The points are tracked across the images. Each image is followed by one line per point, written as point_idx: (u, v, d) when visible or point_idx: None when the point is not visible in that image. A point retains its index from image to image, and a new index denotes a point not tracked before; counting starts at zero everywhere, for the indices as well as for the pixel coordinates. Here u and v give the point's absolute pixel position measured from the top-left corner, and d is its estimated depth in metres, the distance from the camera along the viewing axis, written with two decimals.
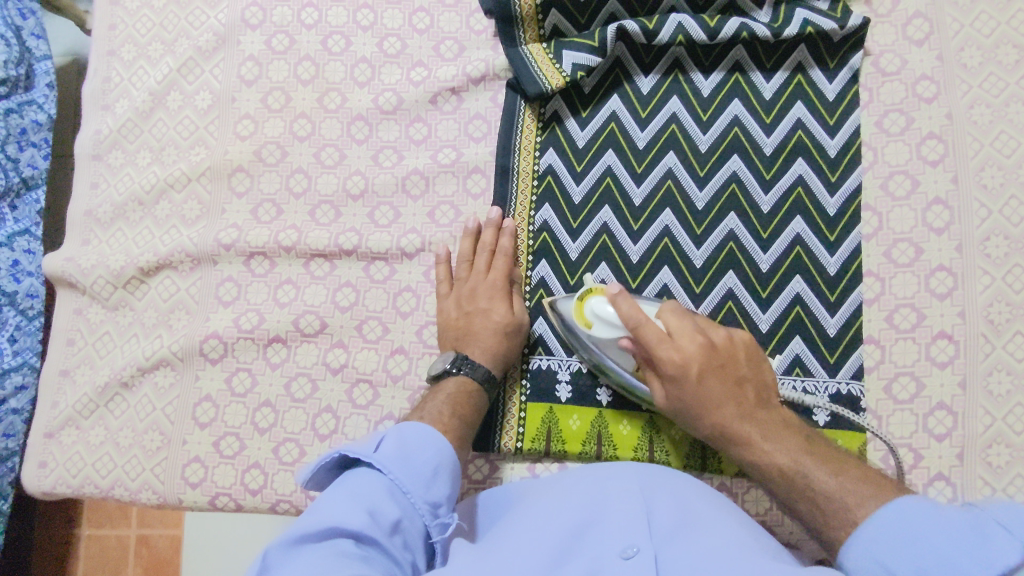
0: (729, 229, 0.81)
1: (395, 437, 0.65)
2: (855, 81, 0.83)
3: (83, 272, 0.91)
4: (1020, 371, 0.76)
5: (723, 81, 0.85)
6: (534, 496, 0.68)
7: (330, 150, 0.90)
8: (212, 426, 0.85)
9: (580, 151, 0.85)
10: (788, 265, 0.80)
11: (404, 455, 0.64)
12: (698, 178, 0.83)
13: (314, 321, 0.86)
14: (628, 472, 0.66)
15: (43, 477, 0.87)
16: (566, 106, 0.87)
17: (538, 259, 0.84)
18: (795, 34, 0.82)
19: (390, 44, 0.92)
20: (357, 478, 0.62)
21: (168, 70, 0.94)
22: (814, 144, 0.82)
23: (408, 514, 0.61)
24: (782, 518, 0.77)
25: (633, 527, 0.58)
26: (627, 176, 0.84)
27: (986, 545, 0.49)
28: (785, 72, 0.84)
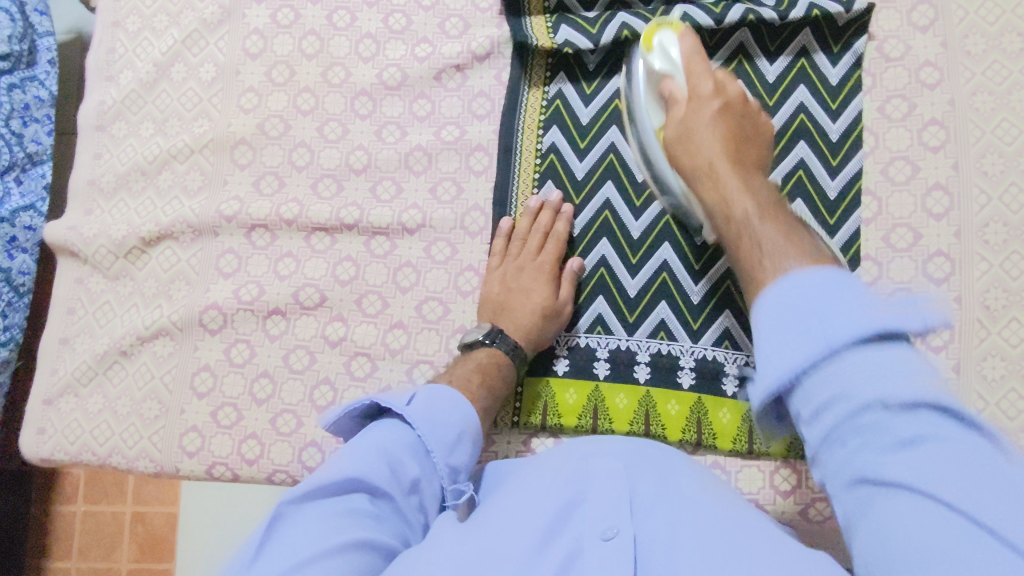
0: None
1: (427, 398, 0.66)
2: (859, 65, 0.84)
3: (84, 241, 0.91)
4: (1015, 357, 0.76)
5: (727, 63, 0.85)
6: (525, 466, 0.68)
7: (333, 125, 0.90)
8: (210, 396, 0.86)
9: (584, 128, 0.85)
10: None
11: (432, 416, 0.65)
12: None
13: (314, 294, 0.86)
14: (614, 449, 0.65)
15: (41, 443, 0.88)
16: (571, 85, 0.87)
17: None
18: (800, 17, 0.82)
19: (395, 21, 0.92)
20: (387, 429, 0.63)
21: (173, 42, 0.94)
22: (816, 128, 0.83)
23: (427, 475, 0.62)
24: (775, 497, 0.77)
25: (617, 509, 0.58)
26: (629, 155, 0.84)
27: (898, 377, 0.44)
28: (789, 55, 0.84)
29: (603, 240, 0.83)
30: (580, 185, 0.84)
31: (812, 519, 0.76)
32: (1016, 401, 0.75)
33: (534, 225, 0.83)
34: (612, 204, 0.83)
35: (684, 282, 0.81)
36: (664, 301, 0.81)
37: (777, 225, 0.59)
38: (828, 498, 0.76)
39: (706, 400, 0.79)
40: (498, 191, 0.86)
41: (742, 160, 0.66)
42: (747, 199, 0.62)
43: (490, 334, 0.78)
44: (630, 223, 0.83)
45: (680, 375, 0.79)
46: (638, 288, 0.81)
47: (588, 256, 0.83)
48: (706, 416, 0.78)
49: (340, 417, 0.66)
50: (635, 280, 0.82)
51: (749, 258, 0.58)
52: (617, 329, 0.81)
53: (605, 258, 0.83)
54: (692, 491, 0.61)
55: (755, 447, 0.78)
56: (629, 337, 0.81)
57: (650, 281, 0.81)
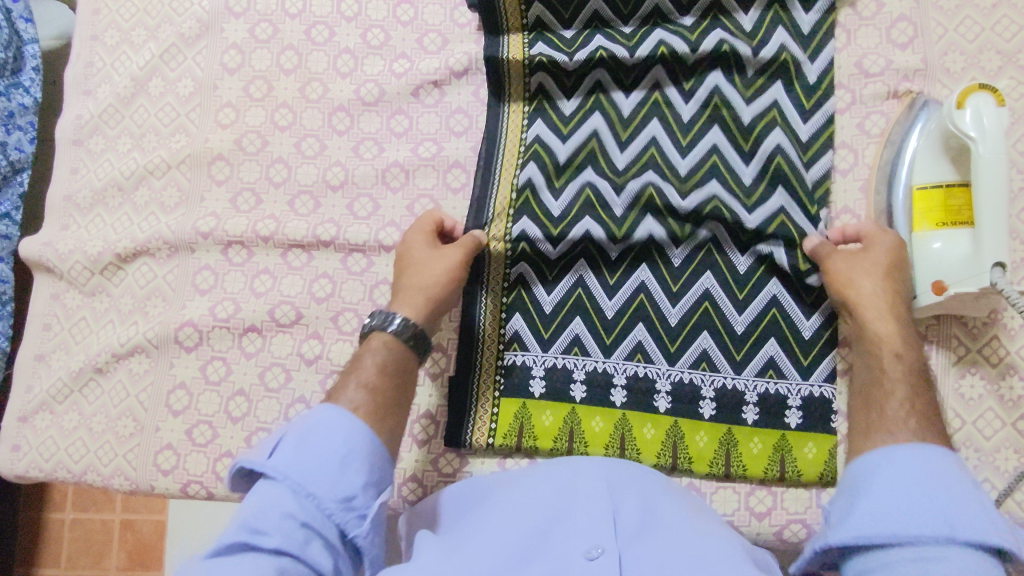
0: (709, 235, 0.81)
1: (292, 436, 0.59)
2: (830, 124, 0.82)
3: (59, 257, 0.90)
4: (994, 376, 0.76)
5: (703, 109, 0.82)
6: (502, 489, 0.67)
7: (311, 141, 0.90)
8: (185, 414, 0.85)
9: (561, 167, 0.83)
10: (765, 271, 0.80)
11: (302, 450, 0.58)
12: (680, 190, 0.81)
13: (290, 312, 0.86)
14: (595, 467, 0.65)
15: (16, 461, 0.87)
16: (549, 128, 0.85)
17: (516, 259, 0.82)
18: (771, 56, 0.81)
19: (374, 36, 0.92)
20: (258, 489, 0.56)
21: (150, 56, 0.94)
22: (792, 171, 0.80)
23: (315, 517, 0.55)
24: (750, 518, 0.77)
25: (600, 527, 0.56)
26: (608, 190, 0.82)
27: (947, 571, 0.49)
28: (766, 97, 0.82)
29: (582, 260, 0.82)
30: (557, 220, 0.82)
31: (787, 539, 0.77)
32: (993, 420, 0.76)
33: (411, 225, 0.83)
34: (591, 236, 0.81)
35: (662, 304, 0.80)
36: (641, 323, 0.80)
37: (908, 381, 0.67)
38: (803, 519, 0.76)
39: (682, 423, 0.78)
40: (475, 207, 0.84)
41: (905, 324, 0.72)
42: (907, 352, 0.69)
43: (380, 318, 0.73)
44: (608, 246, 0.81)
45: (657, 399, 0.79)
46: (615, 310, 0.81)
47: (565, 277, 0.82)
48: (682, 440, 0.78)
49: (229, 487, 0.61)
50: (611, 301, 0.81)
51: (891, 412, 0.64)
52: (594, 350, 0.80)
53: (581, 279, 0.82)
54: (672, 511, 0.61)
55: (733, 470, 0.77)
56: (605, 358, 0.80)
57: (627, 303, 0.81)
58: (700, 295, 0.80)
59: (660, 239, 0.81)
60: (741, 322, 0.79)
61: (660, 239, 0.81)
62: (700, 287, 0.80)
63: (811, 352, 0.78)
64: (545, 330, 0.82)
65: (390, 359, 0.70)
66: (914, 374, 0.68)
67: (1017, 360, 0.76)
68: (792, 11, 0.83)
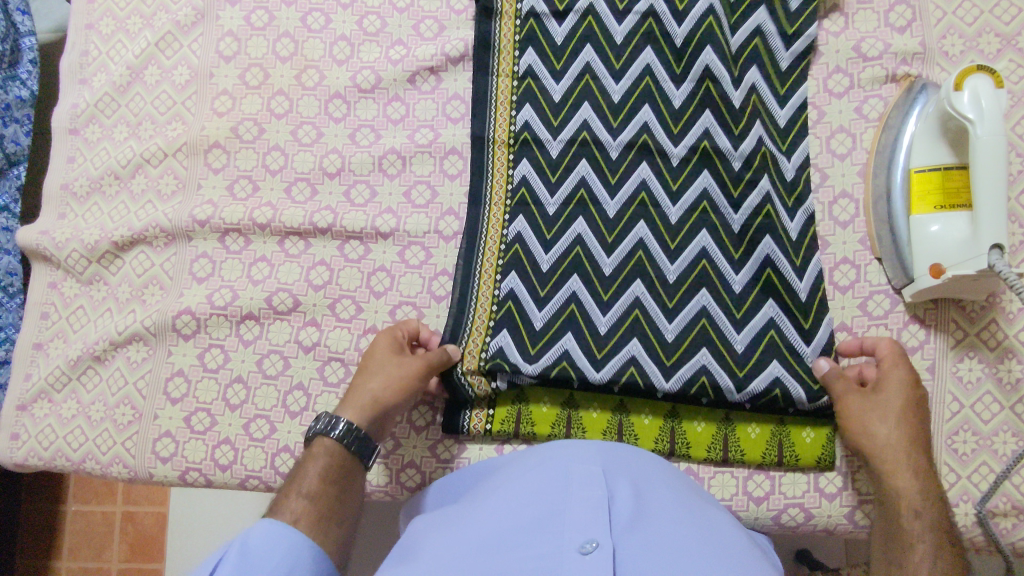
0: (704, 188, 0.80)
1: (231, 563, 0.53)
2: (806, 107, 0.82)
3: (56, 246, 0.90)
4: (992, 359, 0.76)
5: (696, 26, 0.82)
6: (498, 477, 0.67)
7: (308, 128, 0.90)
8: (184, 402, 0.85)
9: (550, 218, 0.81)
10: (762, 348, 0.76)
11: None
12: (669, 251, 0.79)
13: (287, 299, 0.85)
14: (590, 455, 0.64)
15: (15, 449, 0.87)
16: (540, 59, 0.84)
17: (499, 328, 0.78)
18: (748, 39, 0.82)
19: (370, 22, 0.91)
20: None
21: (146, 44, 0.94)
22: (766, 110, 0.82)
23: None
24: (748, 503, 0.77)
25: (594, 520, 0.55)
26: (603, 131, 0.82)
27: None
28: (749, 28, 0.82)
29: (581, 217, 0.80)
30: (555, 162, 0.82)
31: (785, 524, 0.77)
32: (991, 404, 0.76)
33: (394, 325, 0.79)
34: (587, 182, 0.81)
35: (660, 259, 0.79)
36: (638, 280, 0.79)
37: (935, 539, 0.65)
38: (801, 504, 0.76)
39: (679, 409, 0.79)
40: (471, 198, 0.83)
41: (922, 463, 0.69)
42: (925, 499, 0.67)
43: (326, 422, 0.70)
44: (605, 201, 0.81)
45: None
46: (614, 266, 0.79)
47: (550, 349, 0.77)
48: (679, 424, 0.78)
49: None
50: (600, 373, 0.76)
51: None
52: (593, 310, 0.78)
53: (580, 236, 0.80)
54: (669, 506, 0.60)
55: (730, 455, 0.77)
56: None
57: (626, 259, 0.79)
58: (698, 252, 0.79)
59: (651, 309, 0.78)
60: (739, 281, 0.78)
61: (651, 308, 0.78)
62: (696, 362, 0.75)
63: (811, 314, 0.77)
64: (541, 288, 0.79)
65: (333, 466, 0.68)
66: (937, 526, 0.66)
67: (1015, 344, 0.76)
68: (768, 102, 0.82)
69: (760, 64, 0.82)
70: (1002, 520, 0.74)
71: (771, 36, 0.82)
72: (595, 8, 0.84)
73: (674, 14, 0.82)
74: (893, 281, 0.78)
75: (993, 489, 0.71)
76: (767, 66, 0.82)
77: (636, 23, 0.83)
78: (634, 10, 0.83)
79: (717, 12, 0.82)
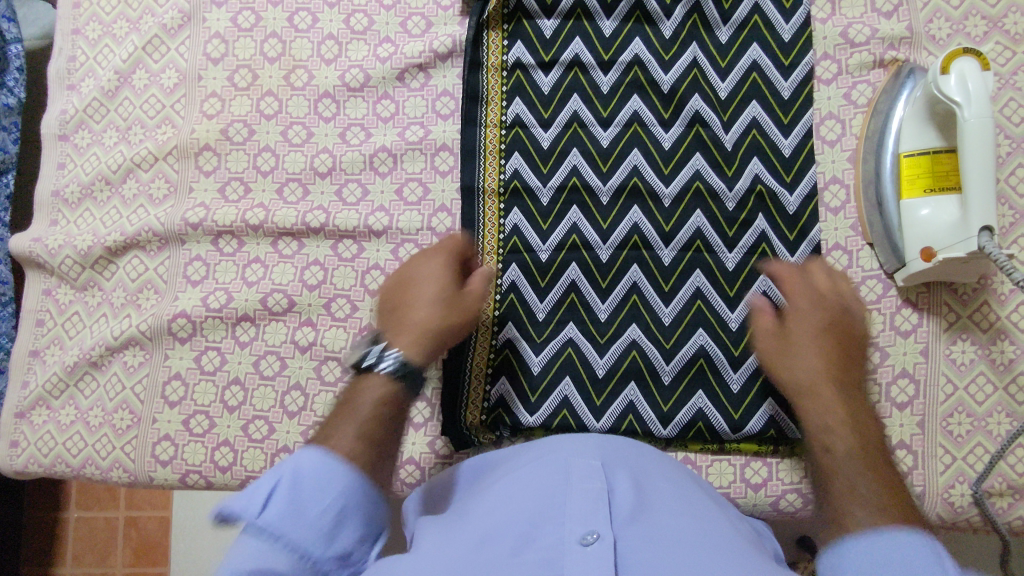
0: (696, 228, 0.81)
1: (284, 488, 0.55)
2: (809, 137, 0.81)
3: (49, 253, 0.90)
4: (984, 341, 0.77)
5: (683, 77, 0.83)
6: (495, 478, 0.67)
7: (297, 128, 0.90)
8: (182, 405, 0.85)
9: (543, 266, 0.82)
10: (759, 387, 0.78)
11: (293, 507, 0.54)
12: (664, 294, 0.80)
13: (282, 300, 0.86)
14: (588, 449, 0.65)
15: (15, 457, 0.88)
16: (528, 109, 0.85)
17: (498, 378, 0.80)
18: (739, 79, 0.82)
19: (357, 21, 0.91)
20: (241, 554, 0.53)
21: (133, 48, 0.94)
22: (768, 144, 0.81)
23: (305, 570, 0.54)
24: (746, 490, 0.78)
25: (595, 513, 0.55)
26: (593, 176, 0.83)
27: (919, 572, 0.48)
28: (739, 71, 0.83)
29: (573, 264, 0.81)
30: (547, 209, 0.83)
31: (783, 510, 0.77)
32: (985, 386, 0.76)
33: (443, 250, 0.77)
34: (579, 228, 0.82)
35: (655, 303, 0.80)
36: (634, 322, 0.80)
37: (852, 458, 0.60)
38: (798, 489, 0.77)
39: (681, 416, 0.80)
40: None
41: (862, 417, 0.64)
42: (852, 431, 0.62)
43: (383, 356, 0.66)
44: (598, 245, 0.82)
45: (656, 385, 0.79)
46: (609, 311, 0.80)
47: (550, 397, 0.79)
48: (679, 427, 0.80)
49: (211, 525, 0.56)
50: (600, 422, 0.78)
51: (837, 491, 0.58)
52: (589, 353, 0.80)
53: (574, 282, 0.81)
54: (670, 496, 0.60)
55: (727, 444, 0.78)
56: (601, 360, 0.80)
57: (621, 303, 0.81)
58: (693, 292, 0.80)
59: (649, 350, 0.79)
60: (735, 317, 0.79)
61: (650, 351, 0.79)
62: (693, 406, 0.78)
63: None
64: (538, 335, 0.81)
65: (384, 408, 0.64)
66: (872, 462, 0.59)
67: (1007, 325, 0.77)
68: (769, 135, 0.82)
69: (760, 99, 0.82)
70: (998, 500, 0.74)
71: (768, 70, 0.82)
72: (580, 59, 0.84)
73: (660, 63, 0.83)
74: (886, 266, 0.79)
75: (990, 469, 0.71)
76: (766, 99, 0.82)
77: (622, 73, 0.84)
78: (621, 60, 0.84)
79: (702, 62, 0.83)
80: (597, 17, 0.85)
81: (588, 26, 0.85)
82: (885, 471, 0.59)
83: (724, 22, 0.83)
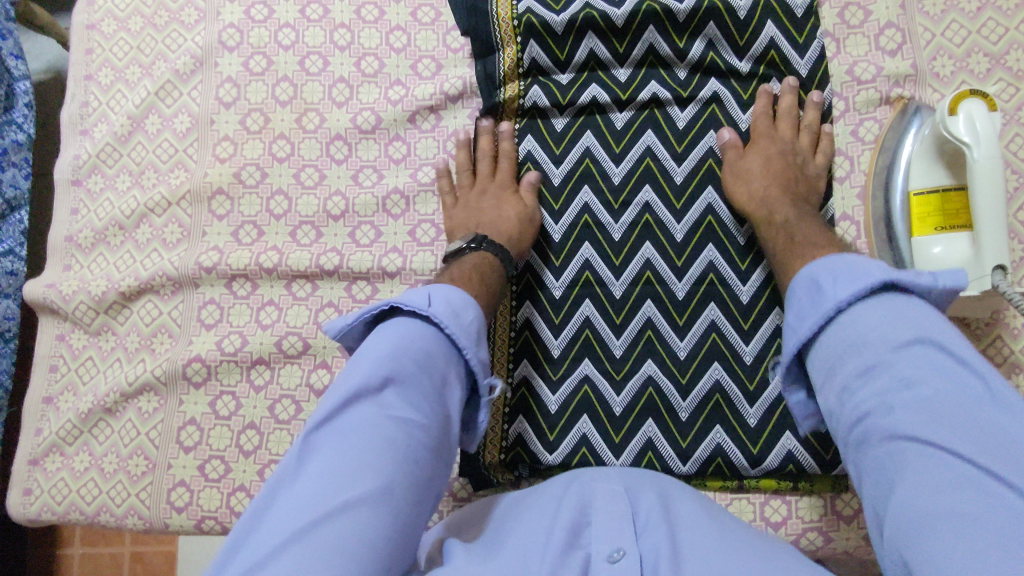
0: (709, 261, 0.82)
1: (444, 296, 0.66)
2: (830, 170, 0.83)
3: (63, 299, 0.90)
4: (1000, 375, 0.77)
5: (701, 114, 0.85)
6: (520, 502, 0.67)
7: (310, 171, 0.90)
8: (197, 450, 0.85)
9: (557, 303, 0.83)
10: (776, 420, 0.77)
11: (456, 310, 0.65)
12: (677, 328, 0.81)
13: (297, 343, 0.86)
14: (612, 474, 0.65)
15: (28, 504, 0.87)
16: (541, 146, 0.87)
17: (515, 415, 0.81)
18: (761, 112, 0.84)
19: (367, 64, 0.92)
20: (404, 323, 0.63)
21: (146, 93, 0.94)
22: None
23: (453, 371, 0.63)
24: (766, 528, 0.77)
25: (621, 530, 0.57)
26: (605, 214, 0.84)
27: (905, 319, 0.55)
28: (761, 104, 0.84)
29: (587, 300, 0.82)
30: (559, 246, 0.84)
31: (804, 548, 0.77)
32: None
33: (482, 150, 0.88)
34: (591, 264, 0.83)
35: (669, 338, 0.81)
36: (649, 359, 0.80)
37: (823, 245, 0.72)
38: (819, 527, 0.76)
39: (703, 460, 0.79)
40: None
41: (802, 198, 0.79)
42: (804, 222, 0.76)
43: (476, 239, 0.79)
44: (611, 281, 0.83)
45: (674, 421, 0.79)
46: (624, 347, 0.81)
47: (569, 434, 0.79)
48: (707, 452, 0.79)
49: (349, 324, 0.66)
50: (619, 459, 0.78)
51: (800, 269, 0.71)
52: (606, 389, 0.80)
53: (589, 318, 0.82)
54: (693, 510, 0.60)
55: (746, 481, 0.78)
56: (616, 396, 0.80)
57: (636, 339, 0.81)
58: (707, 326, 0.80)
59: (665, 386, 0.79)
60: (750, 352, 0.79)
61: (666, 387, 0.79)
62: (711, 442, 0.78)
63: None
64: (553, 373, 0.81)
65: (482, 266, 0.77)
66: (839, 248, 0.72)
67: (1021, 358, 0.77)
68: None
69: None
70: None
71: (787, 105, 0.84)
72: (598, 100, 0.85)
73: (677, 101, 0.84)
74: None
75: None
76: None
77: (637, 111, 0.85)
78: (637, 99, 0.85)
79: (722, 98, 0.85)
80: (611, 66, 0.86)
81: (603, 75, 0.86)
82: (848, 247, 0.72)
83: (741, 58, 0.85)
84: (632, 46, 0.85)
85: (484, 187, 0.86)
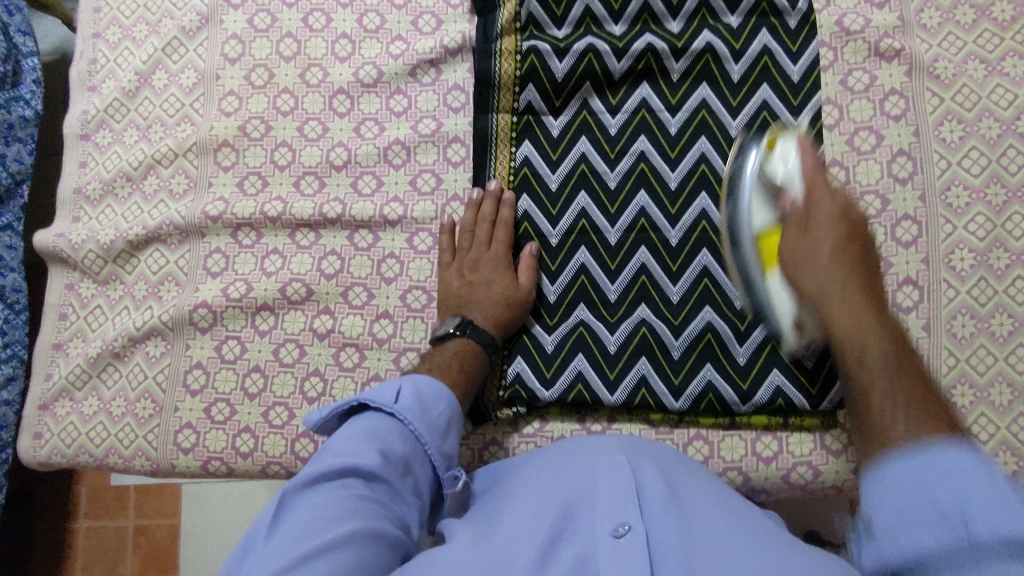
0: (702, 209, 0.83)
1: (411, 389, 0.68)
2: (819, 119, 0.84)
3: (73, 248, 0.92)
4: (983, 315, 0.79)
5: (693, 65, 0.86)
6: (525, 476, 0.68)
7: (313, 124, 0.93)
8: (203, 393, 0.87)
9: (553, 250, 0.85)
10: (764, 359, 0.80)
11: (421, 405, 0.67)
12: (671, 273, 0.83)
13: (301, 289, 0.88)
14: (616, 452, 0.67)
15: (38, 448, 0.89)
16: (540, 97, 0.87)
17: (514, 355, 0.83)
18: (752, 61, 0.85)
19: (370, 20, 0.95)
20: (369, 420, 0.64)
21: (153, 50, 0.97)
22: (777, 124, 0.84)
23: (415, 455, 0.64)
24: (757, 463, 0.80)
25: (626, 506, 0.58)
26: (601, 163, 0.86)
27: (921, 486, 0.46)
28: (752, 54, 0.85)
29: (583, 247, 0.84)
30: (556, 195, 0.86)
31: (794, 482, 0.80)
32: (986, 357, 0.78)
33: (480, 218, 0.86)
34: (588, 212, 0.85)
35: (662, 282, 0.83)
36: (642, 303, 0.82)
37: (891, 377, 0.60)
38: (807, 462, 0.79)
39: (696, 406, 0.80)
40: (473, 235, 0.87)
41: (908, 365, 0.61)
42: (891, 364, 0.61)
43: (460, 325, 0.79)
44: (606, 228, 0.84)
45: (667, 360, 0.81)
46: (618, 292, 0.83)
47: (565, 372, 0.82)
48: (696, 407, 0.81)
49: (325, 416, 0.67)
50: (613, 395, 0.80)
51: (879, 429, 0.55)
52: (600, 331, 0.82)
53: (584, 265, 0.84)
54: (702, 497, 0.61)
55: (737, 418, 0.80)
56: (611, 336, 0.82)
57: (629, 285, 0.83)
58: (699, 271, 0.82)
59: (658, 327, 0.81)
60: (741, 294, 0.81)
61: (658, 328, 0.81)
62: (702, 379, 0.80)
63: None
64: (550, 317, 0.84)
65: (465, 359, 0.78)
66: (924, 415, 0.54)
67: (1005, 299, 0.79)
68: (780, 116, 0.84)
69: (771, 81, 0.85)
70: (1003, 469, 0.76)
71: (778, 55, 0.85)
72: (596, 49, 0.86)
73: (673, 52, 0.86)
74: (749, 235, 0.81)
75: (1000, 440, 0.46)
76: (776, 82, 0.85)
77: (634, 63, 0.86)
78: (633, 49, 0.86)
79: (716, 48, 0.85)
80: (606, 22, 0.88)
81: (598, 30, 0.87)
82: (935, 417, 0.53)
83: (733, 11, 0.86)
84: (629, 2, 0.87)
85: (479, 257, 0.84)
